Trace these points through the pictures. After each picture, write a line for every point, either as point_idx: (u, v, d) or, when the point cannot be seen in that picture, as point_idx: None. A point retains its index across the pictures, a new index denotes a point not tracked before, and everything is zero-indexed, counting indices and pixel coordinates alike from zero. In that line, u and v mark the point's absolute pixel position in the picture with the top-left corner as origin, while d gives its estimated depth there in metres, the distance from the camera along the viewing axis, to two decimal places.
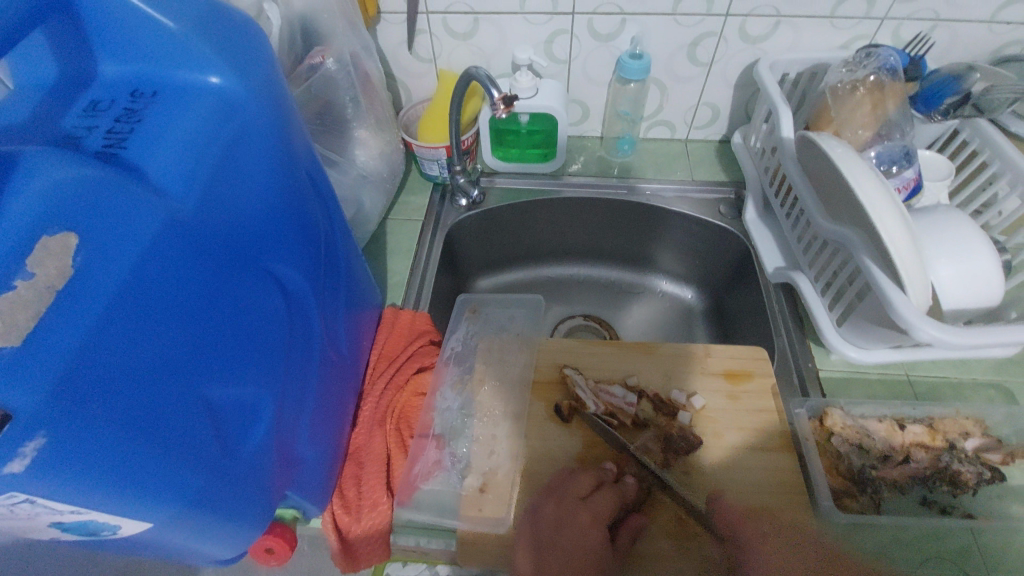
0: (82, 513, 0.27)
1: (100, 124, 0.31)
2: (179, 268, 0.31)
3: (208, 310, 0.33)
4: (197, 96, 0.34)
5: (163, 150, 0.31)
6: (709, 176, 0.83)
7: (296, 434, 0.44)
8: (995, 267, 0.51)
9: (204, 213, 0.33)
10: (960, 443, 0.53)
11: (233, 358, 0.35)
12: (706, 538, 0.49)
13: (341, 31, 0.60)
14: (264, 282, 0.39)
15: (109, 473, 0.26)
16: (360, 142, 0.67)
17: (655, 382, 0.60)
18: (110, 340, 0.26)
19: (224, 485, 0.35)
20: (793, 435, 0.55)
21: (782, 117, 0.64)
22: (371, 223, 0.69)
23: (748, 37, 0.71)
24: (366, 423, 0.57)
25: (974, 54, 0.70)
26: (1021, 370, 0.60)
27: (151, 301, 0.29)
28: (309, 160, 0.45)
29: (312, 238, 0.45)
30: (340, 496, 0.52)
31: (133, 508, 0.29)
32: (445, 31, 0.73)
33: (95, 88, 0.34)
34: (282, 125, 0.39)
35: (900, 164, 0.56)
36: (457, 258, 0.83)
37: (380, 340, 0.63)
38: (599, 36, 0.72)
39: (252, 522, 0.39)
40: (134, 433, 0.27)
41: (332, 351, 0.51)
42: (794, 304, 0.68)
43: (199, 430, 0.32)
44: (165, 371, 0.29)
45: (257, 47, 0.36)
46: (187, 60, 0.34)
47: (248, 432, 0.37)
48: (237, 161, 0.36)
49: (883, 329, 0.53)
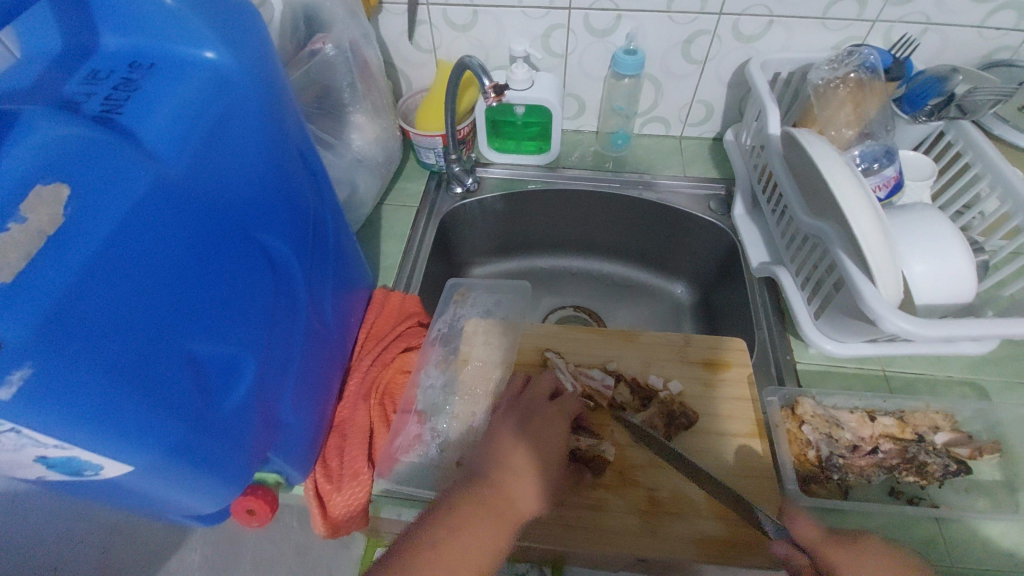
0: (66, 450, 0.29)
1: (99, 91, 0.33)
2: (167, 227, 0.33)
3: (194, 270, 0.35)
4: (192, 68, 0.36)
5: (157, 117, 0.33)
6: (701, 172, 0.84)
7: (279, 399, 0.45)
8: (967, 264, 0.52)
9: (193, 178, 0.35)
10: (929, 436, 0.54)
11: (218, 318, 0.37)
12: (674, 517, 0.51)
13: (341, 18, 0.62)
14: (250, 250, 0.41)
15: (92, 411, 0.28)
16: (357, 127, 0.68)
17: (634, 368, 0.61)
18: (96, 286, 0.28)
19: (206, 438, 0.36)
20: (765, 423, 0.57)
21: (769, 114, 0.65)
22: (365, 206, 0.71)
23: (741, 37, 0.72)
24: (352, 397, 0.59)
25: (964, 59, 0.71)
26: (995, 369, 0.61)
27: (138, 255, 0.31)
28: (300, 138, 0.47)
29: (301, 212, 0.47)
30: (323, 464, 0.54)
31: (117, 449, 0.30)
32: (445, 22, 0.75)
33: (96, 59, 0.36)
34: (274, 100, 0.41)
35: (881, 162, 0.57)
36: (451, 245, 0.85)
37: (369, 319, 0.65)
38: (595, 31, 0.74)
39: (232, 480, 0.41)
40: (117, 376, 0.29)
41: (318, 324, 0.52)
42: (777, 299, 0.69)
43: (181, 381, 0.33)
44: (149, 321, 0.31)
45: (252, 27, 0.39)
46: (183, 34, 0.36)
47: (230, 390, 0.39)
48: (228, 132, 0.38)
49: (856, 322, 0.54)
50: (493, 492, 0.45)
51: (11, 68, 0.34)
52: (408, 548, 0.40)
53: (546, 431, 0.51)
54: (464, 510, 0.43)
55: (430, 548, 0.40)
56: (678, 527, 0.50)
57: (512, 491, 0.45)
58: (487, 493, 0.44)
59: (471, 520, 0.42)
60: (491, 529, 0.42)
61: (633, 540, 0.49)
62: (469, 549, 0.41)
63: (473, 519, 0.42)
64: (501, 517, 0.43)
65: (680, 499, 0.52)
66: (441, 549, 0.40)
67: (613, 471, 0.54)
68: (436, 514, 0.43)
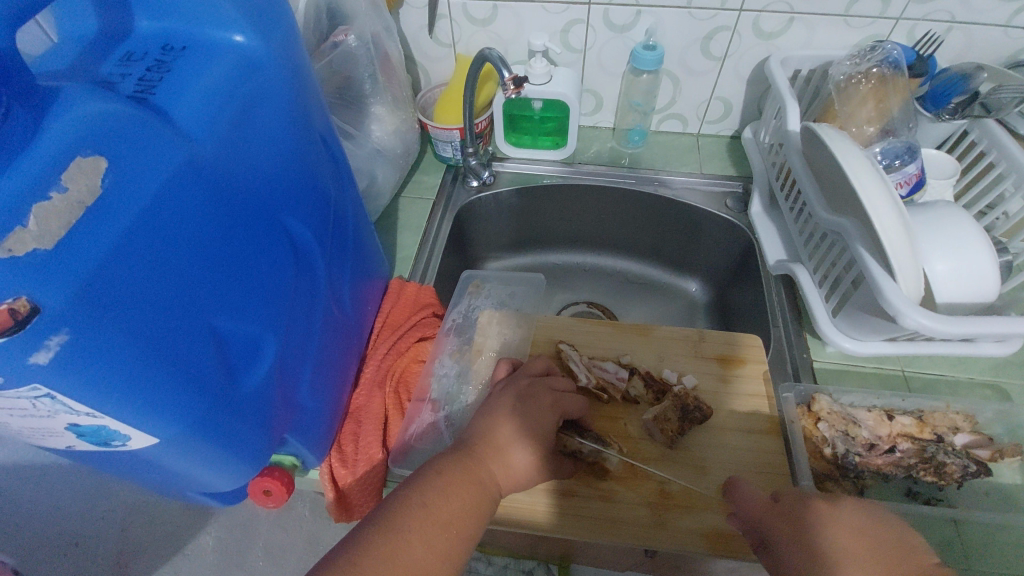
0: (97, 418, 0.30)
1: (133, 72, 0.34)
2: (196, 205, 0.33)
3: (221, 248, 0.35)
4: (222, 52, 0.36)
5: (189, 98, 0.34)
6: (718, 170, 0.84)
7: (298, 382, 0.46)
8: (990, 263, 0.52)
9: (221, 158, 0.36)
10: (948, 437, 0.53)
11: (242, 296, 0.37)
12: (686, 511, 0.51)
13: (364, 11, 0.63)
14: (274, 232, 0.41)
15: (122, 380, 0.29)
16: (377, 118, 0.69)
17: (648, 362, 0.61)
18: (130, 258, 0.29)
19: (228, 414, 0.37)
20: (780, 419, 0.57)
21: (789, 111, 0.65)
22: (383, 197, 0.72)
23: (762, 33, 0.72)
24: (367, 384, 0.60)
25: (990, 57, 0.70)
26: (1018, 372, 0.60)
27: (168, 230, 0.31)
28: (323, 124, 0.47)
29: (322, 197, 0.48)
30: (338, 450, 0.55)
31: (144, 420, 0.31)
32: (465, 16, 0.76)
33: (130, 41, 0.36)
34: (298, 85, 0.41)
35: (902, 158, 0.56)
36: (466, 239, 0.85)
37: (385, 308, 0.66)
38: (614, 26, 0.74)
39: (251, 458, 0.42)
40: (147, 348, 0.30)
41: (337, 310, 0.53)
42: (793, 298, 0.69)
43: (207, 357, 0.34)
44: (178, 296, 0.32)
45: (280, 15, 0.40)
46: (214, 18, 0.36)
47: (251, 369, 0.39)
48: (255, 114, 0.38)
49: (874, 318, 0.53)
50: (478, 461, 0.45)
51: (49, 50, 0.34)
52: (396, 503, 0.40)
53: (545, 420, 0.49)
54: (450, 472, 0.43)
55: (419, 502, 0.40)
56: (690, 521, 0.50)
57: (495, 467, 0.45)
58: (473, 461, 0.44)
59: (459, 483, 0.42)
60: (473, 494, 0.43)
61: (644, 532, 0.49)
62: (455, 508, 0.41)
63: (459, 481, 0.42)
64: (480, 486, 0.43)
65: (692, 493, 0.52)
66: (429, 504, 0.40)
67: (625, 463, 0.54)
68: (424, 475, 0.42)
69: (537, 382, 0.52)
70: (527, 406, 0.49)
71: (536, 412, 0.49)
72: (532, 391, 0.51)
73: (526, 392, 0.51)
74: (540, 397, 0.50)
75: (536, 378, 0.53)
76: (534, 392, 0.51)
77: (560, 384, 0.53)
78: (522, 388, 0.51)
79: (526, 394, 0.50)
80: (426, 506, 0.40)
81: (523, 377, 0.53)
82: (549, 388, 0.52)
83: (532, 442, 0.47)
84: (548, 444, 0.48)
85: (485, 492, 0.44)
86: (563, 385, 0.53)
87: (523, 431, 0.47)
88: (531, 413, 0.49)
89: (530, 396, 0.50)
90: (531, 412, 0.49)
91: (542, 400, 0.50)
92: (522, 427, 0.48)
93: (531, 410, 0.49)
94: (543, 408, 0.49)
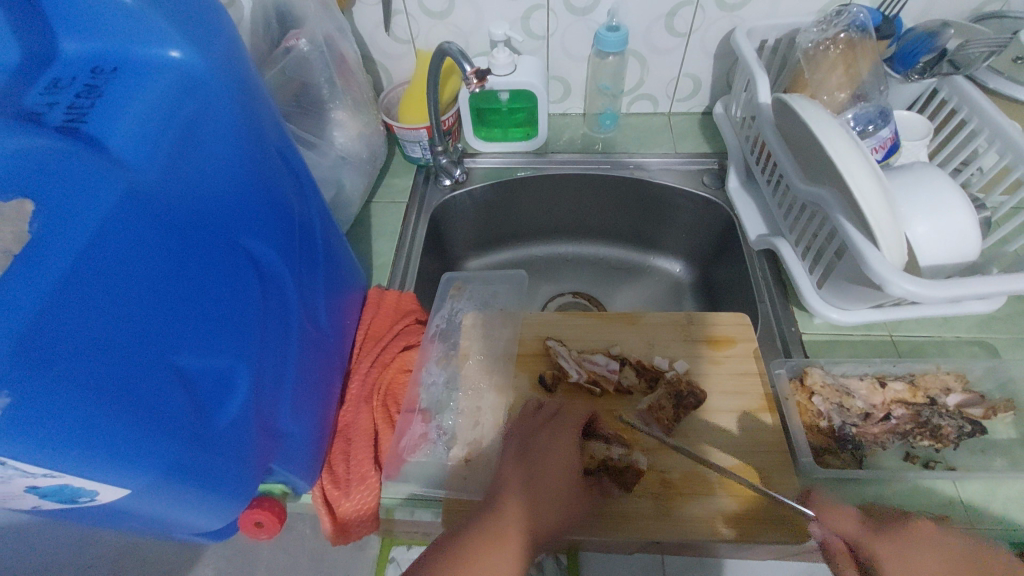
0: (56, 477, 0.28)
1: (61, 100, 0.31)
2: (142, 239, 0.32)
3: (174, 281, 0.33)
4: (157, 70, 0.34)
5: (123, 123, 0.31)
6: (692, 148, 0.83)
7: (277, 407, 0.44)
8: (971, 222, 0.51)
9: (166, 185, 0.34)
10: (941, 398, 0.53)
11: (203, 328, 0.35)
12: (689, 497, 0.50)
13: (314, 13, 0.61)
14: (233, 257, 0.39)
15: (76, 434, 0.27)
16: (338, 124, 0.67)
17: (638, 350, 0.60)
18: (70, 303, 0.27)
19: (202, 454, 0.36)
20: (774, 396, 0.56)
21: (759, 83, 0.64)
22: (352, 205, 0.70)
23: (725, 6, 0.70)
24: (354, 400, 0.58)
25: (955, 12, 0.69)
26: (1003, 326, 0.60)
27: (111, 269, 0.30)
28: (279, 136, 0.45)
29: (284, 214, 0.46)
30: (329, 471, 0.53)
31: (107, 473, 0.30)
32: (421, 11, 0.73)
33: (57, 66, 0.34)
34: (246, 99, 0.39)
35: (875, 123, 0.56)
36: (443, 239, 0.83)
37: (366, 319, 0.64)
38: (575, 9, 0.72)
39: (234, 493, 0.41)
40: (100, 397, 0.28)
41: (312, 327, 0.51)
42: (777, 271, 0.68)
43: (171, 398, 0.32)
44: (130, 337, 0.30)
45: (220, 25, 0.37)
46: (146, 34, 0.34)
47: (223, 402, 0.37)
48: (201, 136, 0.36)
49: (860, 287, 0.53)
50: (498, 525, 0.43)
51: None
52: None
53: (551, 452, 0.48)
54: (462, 549, 0.42)
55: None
56: (695, 507, 0.49)
57: (526, 468, 0.47)
58: (495, 529, 0.43)
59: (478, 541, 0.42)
60: (503, 556, 0.41)
61: (654, 524, 0.49)
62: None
63: (481, 543, 0.42)
64: (501, 543, 0.42)
65: (694, 479, 0.51)
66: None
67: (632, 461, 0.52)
68: (449, 538, 0.43)
69: (533, 421, 0.52)
70: (530, 455, 0.48)
71: (541, 458, 0.48)
72: (532, 432, 0.51)
73: (529, 433, 0.51)
74: (541, 432, 0.50)
75: (532, 417, 0.53)
76: (536, 431, 0.51)
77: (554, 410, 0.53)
78: (524, 433, 0.51)
79: (530, 435, 0.51)
80: (457, 552, 0.41)
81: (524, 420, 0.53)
82: (547, 420, 0.52)
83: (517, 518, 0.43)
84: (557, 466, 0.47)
85: (510, 544, 0.42)
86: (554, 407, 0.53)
87: (530, 465, 0.47)
88: (531, 473, 0.47)
89: (532, 436, 0.50)
90: (534, 462, 0.47)
91: (544, 438, 0.50)
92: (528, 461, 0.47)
93: (534, 455, 0.48)
94: (541, 463, 0.47)
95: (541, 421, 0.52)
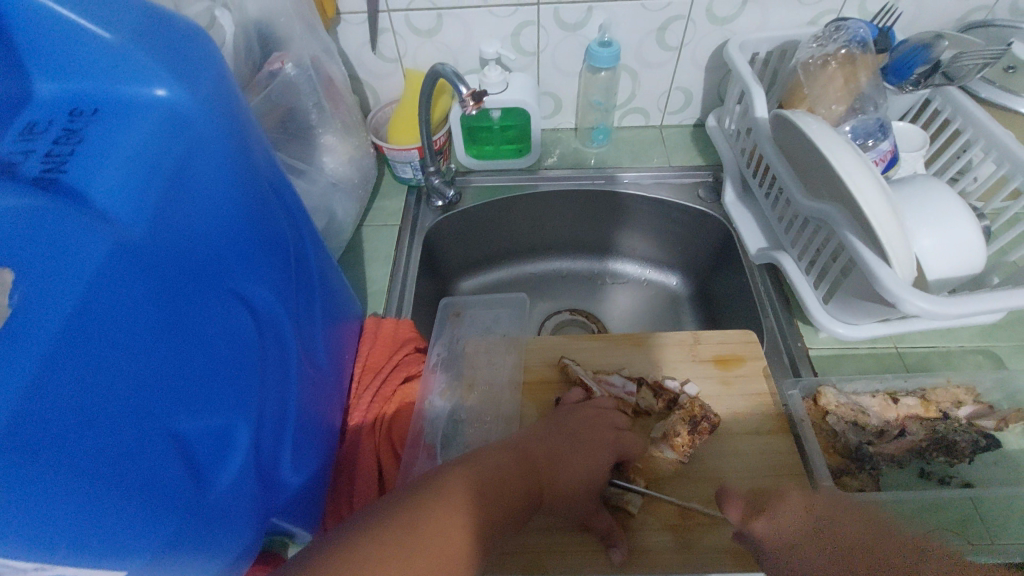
0: (48, 569, 0.25)
1: (37, 148, 0.29)
2: (134, 296, 0.29)
3: (169, 338, 0.31)
4: (143, 110, 0.32)
5: (106, 172, 0.29)
6: (685, 161, 0.83)
7: (278, 458, 0.42)
8: (978, 237, 0.51)
9: (156, 234, 0.31)
10: (953, 412, 0.53)
11: (199, 386, 0.33)
12: (709, 527, 0.48)
13: (299, 35, 0.59)
14: (228, 304, 0.37)
15: (68, 521, 0.25)
16: (328, 149, 0.65)
17: (646, 373, 0.59)
18: (59, 378, 0.25)
19: (203, 522, 0.33)
20: (788, 418, 0.55)
21: (754, 97, 0.63)
22: (345, 231, 0.67)
23: (716, 18, 0.70)
24: (353, 438, 0.55)
25: (942, 21, 0.70)
26: (1006, 334, 0.61)
27: (102, 334, 0.27)
28: (271, 169, 0.43)
29: (278, 251, 0.43)
30: (333, 513, 0.51)
31: (105, 558, 0.27)
32: (408, 29, 0.71)
33: (31, 110, 0.31)
34: (236, 134, 0.37)
35: (875, 137, 0.56)
36: (437, 261, 0.81)
37: (363, 351, 0.60)
38: (566, 25, 0.71)
39: (236, 556, 0.38)
40: (94, 477, 0.26)
41: (309, 365, 0.48)
42: (778, 285, 0.68)
43: (168, 465, 0.30)
44: (123, 405, 0.28)
45: (207, 58, 0.35)
46: (128, 72, 0.32)
47: (223, 463, 0.35)
48: (191, 178, 0.34)
49: (869, 304, 0.52)
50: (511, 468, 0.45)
51: None
52: (419, 491, 0.40)
53: (593, 459, 0.49)
54: (466, 495, 0.41)
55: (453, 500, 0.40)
56: (713, 537, 0.48)
57: (574, 457, 0.49)
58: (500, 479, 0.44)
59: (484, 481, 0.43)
60: (501, 503, 0.43)
61: (671, 560, 0.47)
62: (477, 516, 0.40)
63: (491, 482, 0.43)
64: (481, 490, 0.42)
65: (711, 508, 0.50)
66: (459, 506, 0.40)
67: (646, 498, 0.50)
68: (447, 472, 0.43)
69: (601, 414, 0.53)
70: (582, 435, 0.51)
71: (587, 449, 0.50)
72: (588, 418, 0.52)
73: (587, 419, 0.52)
74: (601, 430, 0.51)
75: (601, 408, 0.53)
76: (593, 423, 0.52)
77: (621, 423, 0.53)
78: (582, 413, 0.53)
79: (589, 420, 0.52)
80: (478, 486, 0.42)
81: (587, 404, 0.54)
82: (612, 424, 0.52)
83: (529, 481, 0.46)
84: (597, 472, 0.49)
85: (493, 503, 0.42)
86: (622, 423, 0.53)
87: (580, 453, 0.49)
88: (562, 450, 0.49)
89: (593, 425, 0.51)
90: (581, 449, 0.49)
91: (603, 434, 0.51)
92: (576, 449, 0.49)
93: (585, 440, 0.50)
94: (580, 451, 0.49)
95: (605, 425, 0.52)
